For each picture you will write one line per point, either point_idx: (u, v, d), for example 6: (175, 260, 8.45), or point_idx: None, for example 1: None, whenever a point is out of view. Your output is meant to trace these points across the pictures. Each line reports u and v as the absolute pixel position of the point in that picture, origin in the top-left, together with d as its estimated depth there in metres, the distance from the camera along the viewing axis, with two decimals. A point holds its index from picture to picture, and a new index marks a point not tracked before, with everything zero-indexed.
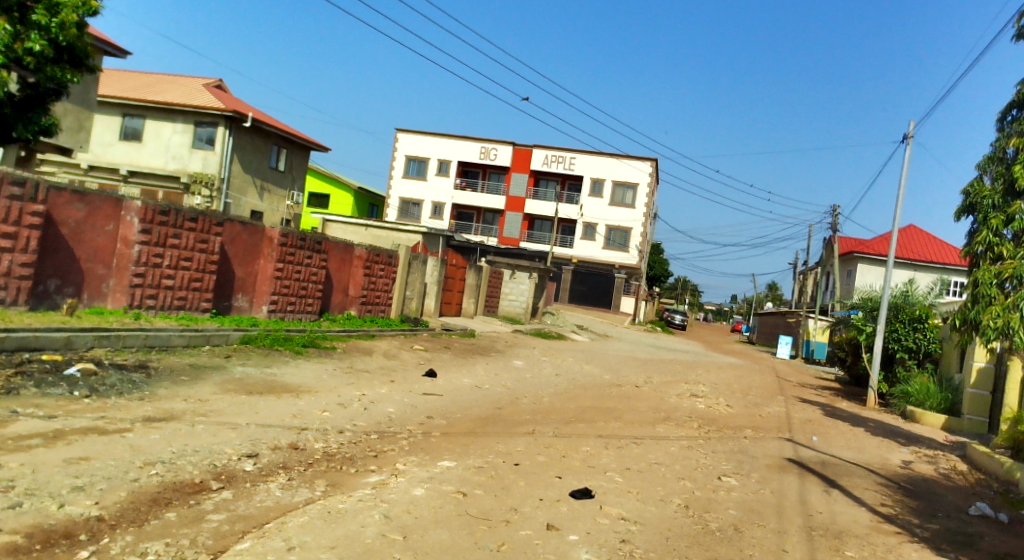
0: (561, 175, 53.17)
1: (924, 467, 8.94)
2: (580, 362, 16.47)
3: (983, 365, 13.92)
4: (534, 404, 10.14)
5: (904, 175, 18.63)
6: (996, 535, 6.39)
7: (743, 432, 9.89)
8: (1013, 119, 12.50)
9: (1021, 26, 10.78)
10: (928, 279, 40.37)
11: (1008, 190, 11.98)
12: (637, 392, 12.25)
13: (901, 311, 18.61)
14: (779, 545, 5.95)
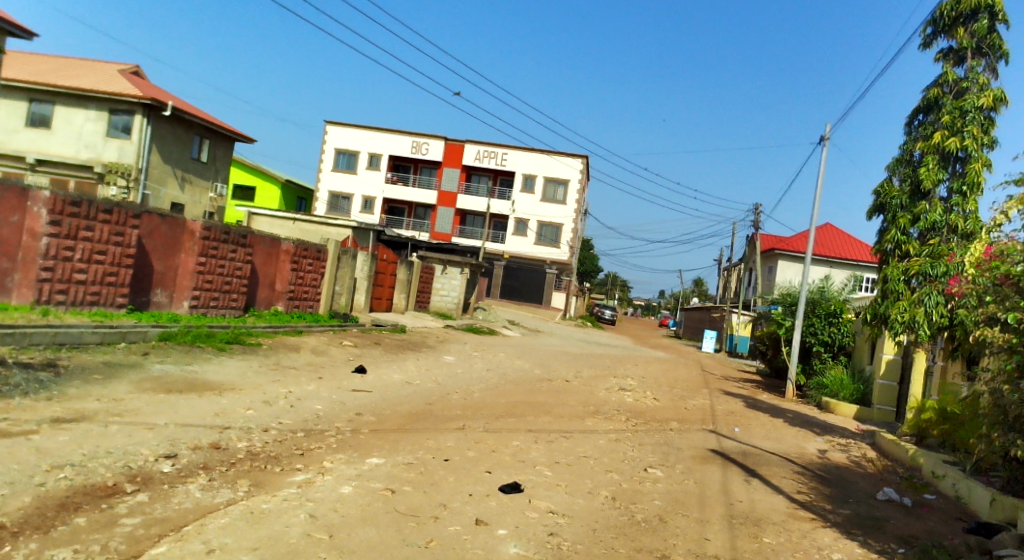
0: (493, 171, 53.07)
1: (838, 456, 9.36)
2: (511, 356, 16.56)
3: (891, 358, 14.69)
4: (464, 399, 10.12)
5: (819, 173, 19.05)
6: (901, 519, 6.76)
7: (669, 424, 10.12)
8: (918, 123, 13.43)
9: (926, 37, 11.42)
10: (843, 275, 42.30)
11: (915, 191, 13.06)
12: (566, 386, 12.39)
13: (817, 306, 19.35)
14: (701, 534, 6.15)
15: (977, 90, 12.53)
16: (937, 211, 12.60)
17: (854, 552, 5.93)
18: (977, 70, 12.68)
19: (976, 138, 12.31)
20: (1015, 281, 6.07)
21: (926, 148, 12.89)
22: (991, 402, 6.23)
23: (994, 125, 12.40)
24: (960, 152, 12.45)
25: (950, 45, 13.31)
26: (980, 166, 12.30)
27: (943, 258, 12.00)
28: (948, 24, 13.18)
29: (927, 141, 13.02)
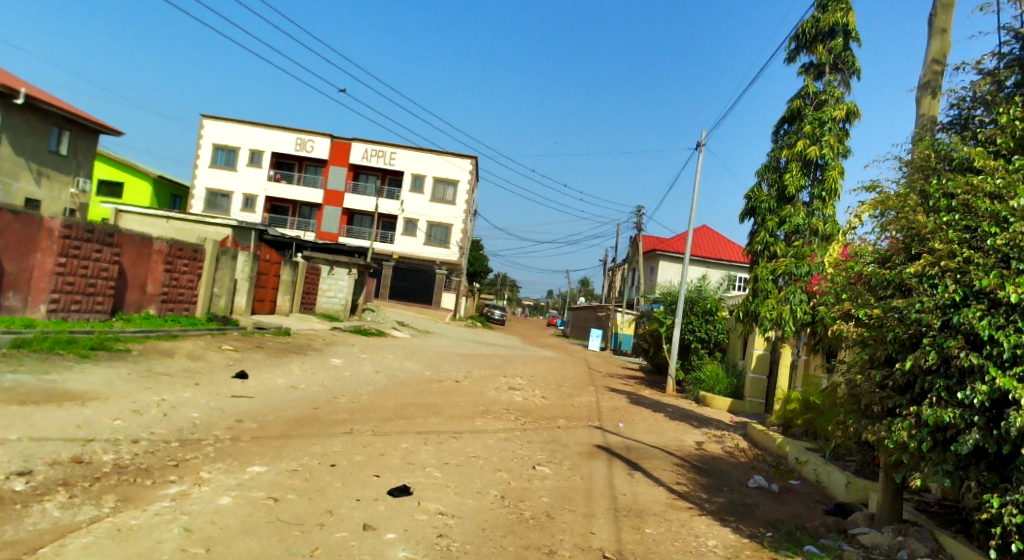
0: (380, 170, 51.77)
1: (714, 447, 9.86)
2: (400, 358, 16.40)
3: (762, 352, 16.16)
4: (353, 403, 9.93)
5: (696, 183, 20.88)
6: (769, 504, 7.22)
7: (557, 422, 10.33)
8: (784, 132, 14.41)
9: (791, 51, 12.17)
10: (717, 275, 44.59)
11: (781, 196, 14.02)
12: (456, 387, 12.41)
13: (695, 304, 20.26)
14: (586, 528, 6.33)
15: (833, 102, 13.59)
16: (800, 215, 13.60)
17: (728, 538, 6.30)
18: (833, 85, 13.74)
19: (832, 147, 13.40)
20: (866, 279, 6.70)
21: (790, 155, 13.80)
22: (846, 391, 6.84)
23: (847, 135, 13.57)
24: (819, 160, 13.46)
25: (811, 60, 14.28)
26: (836, 174, 13.37)
27: (806, 259, 13.07)
28: (808, 40, 14.17)
29: (791, 148, 13.94)
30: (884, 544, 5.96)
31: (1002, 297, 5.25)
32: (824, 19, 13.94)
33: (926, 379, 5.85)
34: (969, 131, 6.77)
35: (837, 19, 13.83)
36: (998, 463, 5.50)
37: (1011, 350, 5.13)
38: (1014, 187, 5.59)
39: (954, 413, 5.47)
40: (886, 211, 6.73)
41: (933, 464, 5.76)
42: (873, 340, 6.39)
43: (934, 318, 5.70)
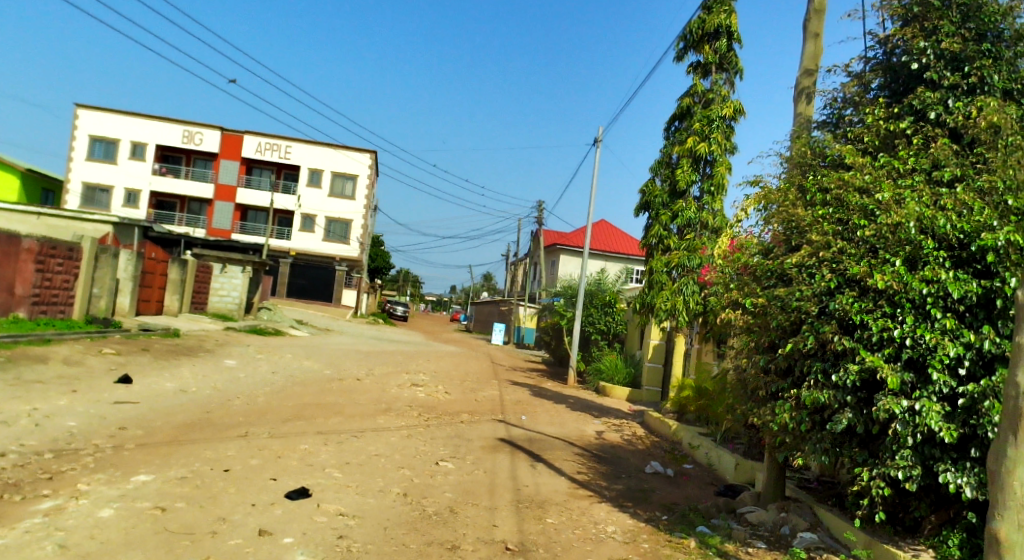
0: (275, 164, 48.80)
1: (613, 435, 10.13)
2: (299, 358, 15.95)
3: (658, 342, 17.15)
4: (248, 405, 9.59)
5: (594, 178, 21.42)
6: (664, 489, 7.55)
7: (460, 417, 10.34)
8: (675, 129, 14.89)
9: (680, 50, 12.60)
10: (615, 268, 45.43)
11: (673, 190, 14.51)
12: (358, 385, 12.21)
13: (595, 297, 20.86)
14: (489, 521, 6.37)
15: (720, 101, 14.26)
16: (691, 209, 14.18)
17: (626, 524, 6.55)
18: (719, 84, 14.35)
19: (720, 144, 14.09)
20: (752, 270, 7.02)
21: (681, 151, 14.33)
22: (735, 377, 7.16)
23: (732, 133, 14.27)
24: (708, 156, 14.14)
25: (698, 59, 14.81)
26: (724, 170, 14.10)
27: (697, 252, 13.78)
28: (695, 40, 14.72)
29: (682, 144, 14.49)
30: (768, 521, 6.53)
31: (870, 284, 5.69)
32: (709, 20, 14.55)
33: (805, 362, 6.20)
34: (840, 130, 7.25)
35: (721, 21, 14.48)
36: (867, 440, 5.95)
37: (879, 333, 5.58)
38: (880, 183, 6.06)
39: (829, 394, 5.82)
40: (769, 205, 7.08)
41: (813, 443, 6.11)
42: (758, 327, 6.71)
43: (812, 306, 6.03)
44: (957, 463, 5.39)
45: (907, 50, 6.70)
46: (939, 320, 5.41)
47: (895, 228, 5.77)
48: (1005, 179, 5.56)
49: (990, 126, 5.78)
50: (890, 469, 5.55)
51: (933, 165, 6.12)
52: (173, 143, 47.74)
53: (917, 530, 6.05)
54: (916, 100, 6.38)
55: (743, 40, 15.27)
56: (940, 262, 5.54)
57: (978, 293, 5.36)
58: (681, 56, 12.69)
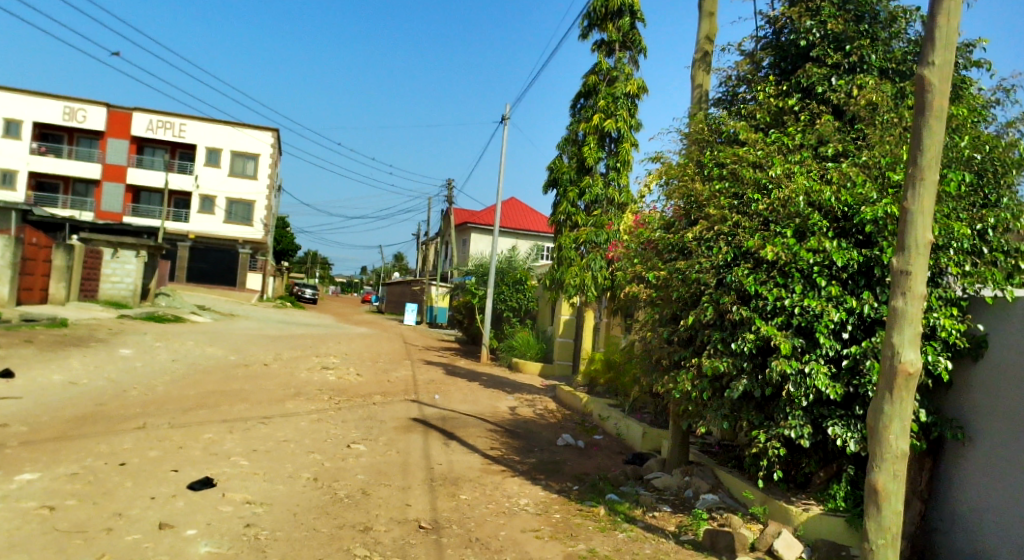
0: (169, 143, 46.28)
1: (526, 410, 10.29)
2: (201, 345, 15.35)
3: (568, 317, 17.58)
4: (145, 395, 9.20)
5: (502, 155, 21.38)
6: (575, 460, 7.80)
7: (372, 398, 10.27)
8: (581, 106, 15.08)
9: (583, 28, 12.68)
10: (526, 245, 45.03)
11: (580, 167, 14.72)
12: (265, 370, 11.90)
13: (506, 275, 21.00)
14: (402, 501, 6.38)
15: (624, 79, 14.52)
16: (598, 185, 14.45)
17: (538, 496, 6.74)
18: (623, 62, 14.62)
19: (625, 121, 14.40)
20: (655, 244, 7.22)
21: (588, 128, 14.53)
22: (641, 349, 7.38)
23: (637, 110, 14.59)
24: (614, 133, 14.42)
25: (602, 37, 15.01)
26: (628, 146, 14.43)
27: (605, 228, 14.13)
28: (599, 18, 14.90)
29: (588, 121, 14.71)
30: (673, 485, 6.89)
31: (763, 256, 5.97)
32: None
33: (705, 332, 6.43)
34: (734, 106, 7.50)
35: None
36: (762, 403, 6.25)
37: (771, 302, 5.86)
38: (772, 158, 6.33)
39: (727, 361, 6.08)
40: (669, 180, 7.25)
41: (713, 409, 6.37)
42: (660, 300, 6.95)
43: (711, 277, 6.26)
44: (842, 421, 5.78)
45: (795, 29, 6.99)
46: (825, 288, 5.76)
47: (785, 202, 6.06)
48: (883, 154, 5.90)
49: (868, 104, 6.15)
50: (783, 430, 5.87)
51: (818, 140, 6.45)
52: (54, 120, 44.72)
53: (807, 486, 6.45)
54: (804, 77, 6.70)
55: (645, 19, 15.56)
56: (825, 233, 5.87)
57: (859, 262, 5.71)
58: (586, 34, 12.85)
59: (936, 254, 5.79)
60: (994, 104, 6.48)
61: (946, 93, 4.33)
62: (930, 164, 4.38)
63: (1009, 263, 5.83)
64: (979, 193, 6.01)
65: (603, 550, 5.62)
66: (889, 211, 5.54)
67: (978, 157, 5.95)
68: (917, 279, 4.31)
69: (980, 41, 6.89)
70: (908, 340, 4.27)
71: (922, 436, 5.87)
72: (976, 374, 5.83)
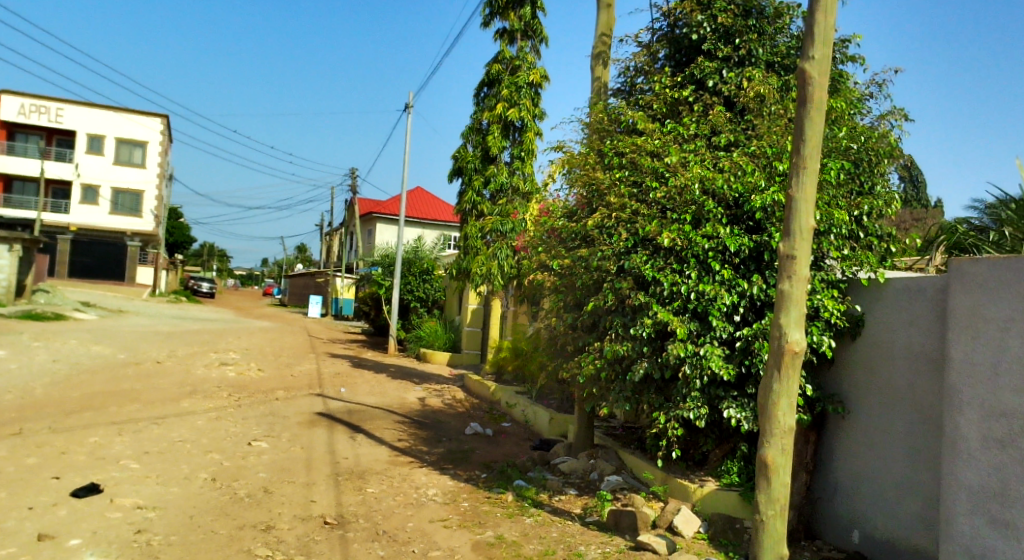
0: (45, 129, 43.74)
1: (434, 401, 10.28)
2: (86, 344, 14.48)
3: (475, 307, 17.68)
4: (22, 399, 8.61)
5: (406, 144, 21.26)
6: (483, 449, 7.87)
7: (275, 394, 10.00)
8: (484, 95, 15.09)
9: (485, 15, 12.62)
10: (433, 235, 43.99)
11: (485, 156, 14.78)
12: (158, 369, 11.37)
13: (412, 265, 20.87)
14: (307, 497, 6.26)
15: (527, 68, 14.62)
16: (503, 174, 14.52)
17: (446, 486, 6.76)
18: (526, 51, 14.71)
19: (529, 110, 14.49)
20: (558, 233, 7.31)
21: (491, 117, 14.55)
22: (546, 336, 7.47)
23: (540, 99, 14.70)
24: (518, 122, 14.50)
25: (504, 26, 15.03)
26: (532, 135, 14.55)
27: (510, 217, 14.05)
28: (501, 7, 14.84)
29: (492, 109, 14.71)
30: (579, 468, 7.03)
31: (661, 242, 6.15)
32: None
33: (607, 318, 6.57)
34: (632, 96, 7.66)
35: None
36: (662, 386, 6.46)
37: (669, 288, 6.04)
38: (668, 147, 6.52)
39: (627, 345, 6.23)
40: (572, 169, 7.34)
41: (615, 393, 6.54)
42: (564, 288, 7.05)
43: (612, 264, 6.39)
44: (736, 401, 6.06)
45: (688, 22, 7.19)
46: (719, 272, 6.00)
47: (681, 190, 6.26)
48: (771, 145, 6.18)
49: (757, 96, 6.43)
50: (683, 411, 6.08)
51: (711, 130, 6.68)
52: None
53: (704, 463, 6.73)
54: (697, 69, 6.92)
55: (546, 9, 15.65)
56: (719, 220, 6.11)
57: (750, 247, 6.01)
58: (487, 21, 12.84)
59: (819, 240, 6.14)
60: (868, 97, 6.89)
61: (824, 86, 4.56)
62: (812, 154, 4.62)
63: (882, 247, 6.34)
64: (856, 181, 6.39)
65: (510, 535, 5.68)
66: (776, 199, 5.83)
67: (855, 147, 6.32)
68: (801, 263, 4.55)
69: (854, 37, 7.31)
70: (793, 320, 4.51)
71: (807, 411, 6.22)
72: (854, 351, 6.23)
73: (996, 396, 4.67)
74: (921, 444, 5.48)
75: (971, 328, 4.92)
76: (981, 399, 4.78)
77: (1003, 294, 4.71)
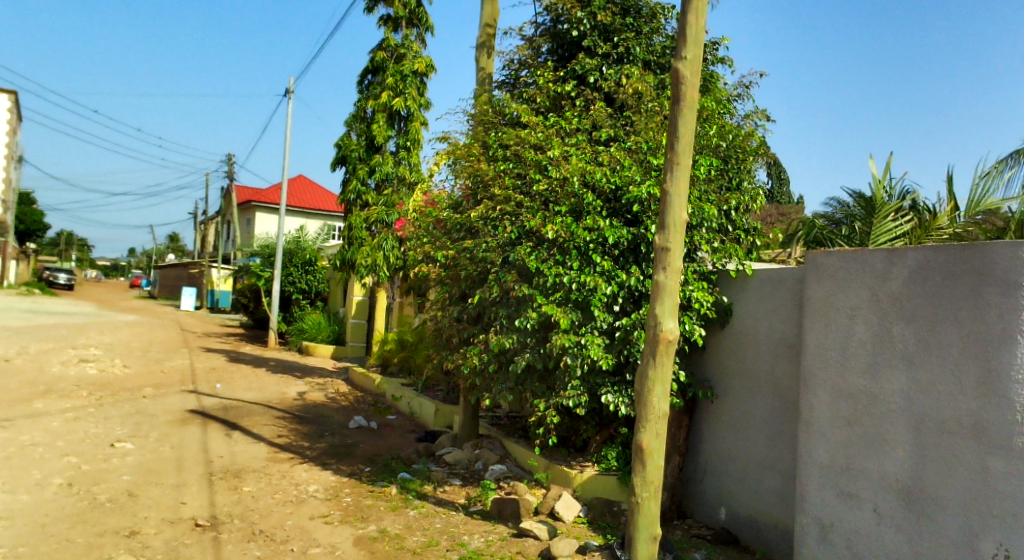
0: None
1: (315, 395, 10.05)
2: None
3: (361, 299, 17.38)
4: None
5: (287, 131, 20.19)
6: (367, 442, 7.80)
7: (143, 391, 9.45)
8: (369, 83, 14.79)
9: (367, 1, 12.37)
10: (317, 225, 42.49)
11: (370, 144, 14.51)
12: (5, 368, 10.44)
13: (294, 255, 20.29)
14: (177, 499, 5.96)
15: (411, 56, 14.46)
16: (389, 164, 14.35)
17: (328, 481, 6.63)
18: (410, 39, 14.50)
19: (414, 99, 14.37)
20: (443, 224, 7.31)
21: (376, 106, 14.31)
22: (431, 328, 7.46)
23: (425, 89, 14.62)
24: (403, 111, 14.37)
25: (388, 12, 14.75)
26: (418, 125, 14.46)
27: (396, 207, 14.17)
28: None
29: (377, 97, 14.45)
30: (463, 459, 7.07)
31: (544, 234, 6.23)
32: None
33: (492, 309, 6.62)
34: (517, 89, 7.75)
35: None
36: (545, 374, 6.57)
37: (552, 279, 6.11)
38: (551, 140, 6.61)
39: (512, 336, 6.30)
40: (457, 160, 7.35)
41: (499, 383, 6.60)
42: (450, 279, 7.06)
43: (497, 256, 6.44)
44: (615, 388, 6.25)
45: (569, 18, 7.33)
46: (599, 264, 6.15)
47: (563, 182, 6.37)
48: (647, 140, 6.39)
49: (635, 93, 6.67)
50: (563, 399, 6.21)
51: (592, 125, 6.85)
52: None
53: (585, 450, 6.93)
54: (578, 65, 7.08)
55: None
56: (598, 212, 6.27)
57: (628, 240, 6.22)
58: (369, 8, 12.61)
59: (692, 233, 6.42)
60: (736, 97, 7.27)
61: (696, 86, 4.76)
62: (685, 150, 4.80)
63: (748, 240, 6.74)
64: (726, 177, 6.76)
65: (393, 528, 5.63)
66: (652, 193, 6.07)
67: (724, 145, 6.66)
68: (674, 255, 4.73)
69: (724, 39, 7.67)
70: (667, 310, 4.68)
71: (680, 396, 6.51)
72: (722, 339, 6.58)
73: (843, 379, 5.06)
74: (780, 425, 5.87)
75: (824, 317, 5.26)
76: (831, 383, 5.15)
77: (851, 285, 5.07)
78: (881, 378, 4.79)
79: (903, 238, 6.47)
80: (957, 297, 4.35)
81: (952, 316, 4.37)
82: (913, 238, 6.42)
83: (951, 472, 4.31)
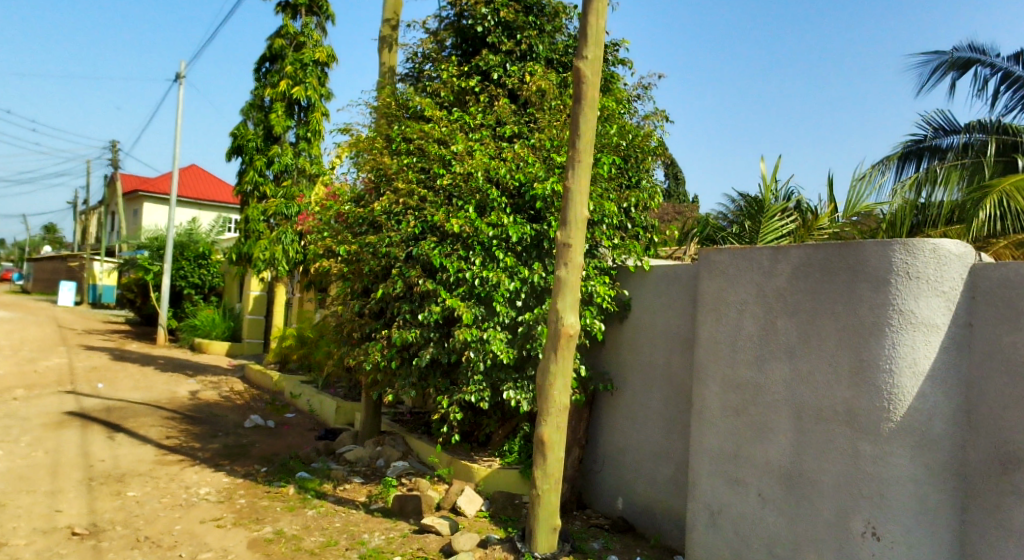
0: None
1: (208, 394, 9.65)
2: None
3: (258, 294, 16.91)
4: None
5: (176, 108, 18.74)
6: (263, 442, 7.57)
7: (13, 393, 8.78)
8: (266, 71, 14.32)
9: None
10: (212, 218, 40.57)
11: (268, 134, 14.09)
12: None
13: (186, 249, 19.47)
14: (51, 507, 5.58)
15: (312, 45, 14.12)
16: (288, 155, 13.96)
17: (221, 483, 6.38)
18: (310, 27, 14.16)
19: (315, 89, 14.02)
20: (344, 218, 7.17)
21: (274, 95, 13.87)
22: (333, 324, 7.30)
23: (327, 79, 14.30)
24: (303, 101, 14.03)
25: None
26: (319, 116, 14.13)
27: (295, 200, 13.36)
28: None
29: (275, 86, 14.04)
30: (365, 456, 6.97)
31: (448, 229, 6.18)
32: None
33: (395, 304, 6.56)
34: (420, 82, 7.72)
35: None
36: (448, 370, 6.56)
37: (454, 274, 6.10)
38: (454, 135, 6.60)
39: (416, 331, 6.27)
40: (360, 153, 7.24)
41: (402, 378, 6.53)
42: (352, 274, 6.93)
43: (400, 251, 6.37)
44: (517, 382, 6.29)
45: (473, 14, 7.37)
46: (502, 259, 6.13)
47: (466, 177, 6.34)
48: (550, 138, 6.48)
49: (538, 90, 6.78)
50: (466, 394, 6.21)
51: (496, 121, 6.90)
52: None
53: (487, 444, 6.96)
54: (482, 61, 7.14)
55: None
56: (502, 208, 6.27)
57: (532, 235, 6.26)
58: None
59: (592, 229, 6.54)
60: (635, 98, 7.51)
61: (596, 86, 4.86)
62: (586, 148, 4.89)
63: (646, 237, 6.93)
64: (626, 175, 6.96)
65: (290, 529, 5.48)
66: (554, 189, 6.15)
67: (624, 143, 6.86)
68: (575, 251, 4.82)
69: (623, 42, 7.89)
70: (569, 305, 4.78)
71: (580, 390, 6.65)
72: (621, 333, 6.76)
73: (733, 370, 5.29)
74: (675, 415, 6.08)
75: (716, 310, 5.48)
76: (722, 373, 5.37)
77: (741, 280, 5.30)
78: (767, 368, 5.04)
79: (787, 237, 6.80)
80: (834, 292, 4.63)
81: (830, 309, 4.65)
82: (796, 237, 6.77)
83: (828, 457, 4.59)
